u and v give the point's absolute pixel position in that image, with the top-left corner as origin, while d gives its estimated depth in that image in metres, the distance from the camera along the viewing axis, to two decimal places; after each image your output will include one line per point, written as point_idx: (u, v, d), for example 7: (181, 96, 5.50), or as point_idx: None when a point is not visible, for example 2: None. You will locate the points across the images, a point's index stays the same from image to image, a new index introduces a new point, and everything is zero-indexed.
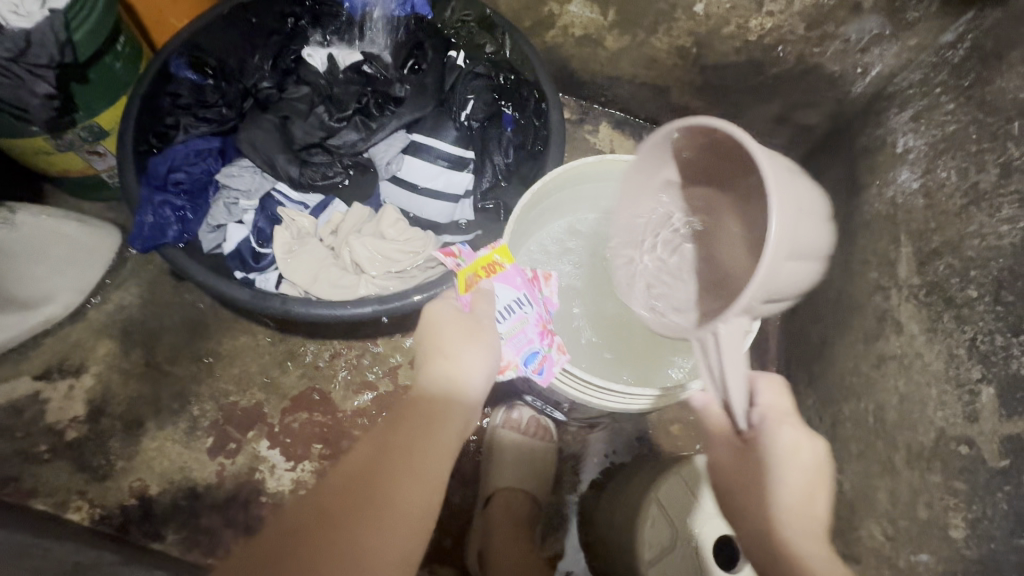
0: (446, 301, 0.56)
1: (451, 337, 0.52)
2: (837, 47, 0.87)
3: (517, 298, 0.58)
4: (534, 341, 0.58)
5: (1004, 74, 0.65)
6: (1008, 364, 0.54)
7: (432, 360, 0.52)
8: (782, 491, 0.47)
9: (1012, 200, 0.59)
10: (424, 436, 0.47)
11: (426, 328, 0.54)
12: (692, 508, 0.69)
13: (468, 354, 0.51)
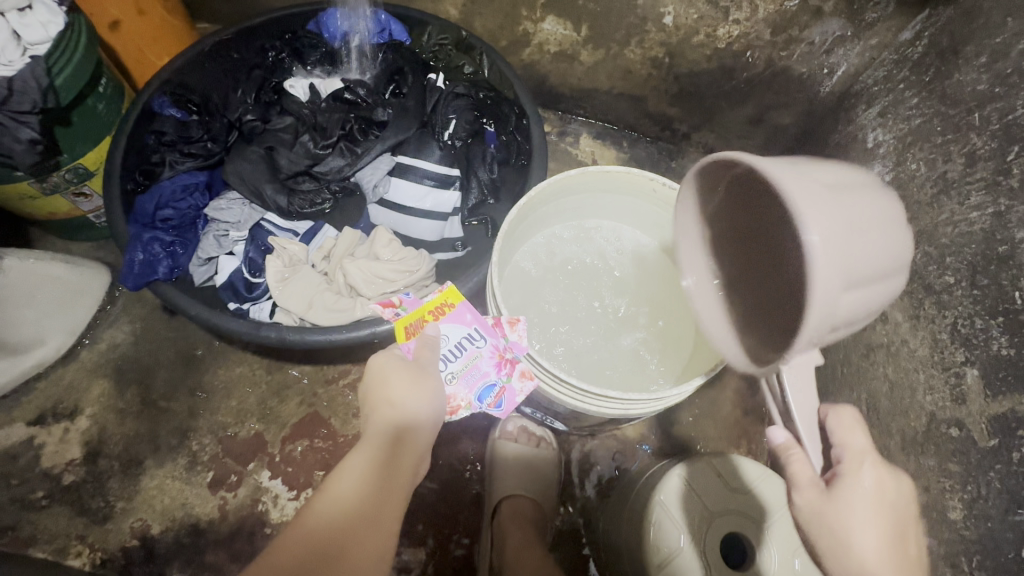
0: (390, 351, 0.56)
1: (397, 382, 0.53)
2: (803, 50, 0.91)
3: (468, 333, 0.60)
4: (489, 374, 0.59)
5: (961, 68, 0.68)
6: (989, 346, 0.56)
7: (376, 404, 0.53)
8: (873, 536, 0.44)
9: (978, 187, 0.61)
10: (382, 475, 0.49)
11: (372, 375, 0.55)
12: (696, 508, 0.70)
13: (418, 395, 0.53)
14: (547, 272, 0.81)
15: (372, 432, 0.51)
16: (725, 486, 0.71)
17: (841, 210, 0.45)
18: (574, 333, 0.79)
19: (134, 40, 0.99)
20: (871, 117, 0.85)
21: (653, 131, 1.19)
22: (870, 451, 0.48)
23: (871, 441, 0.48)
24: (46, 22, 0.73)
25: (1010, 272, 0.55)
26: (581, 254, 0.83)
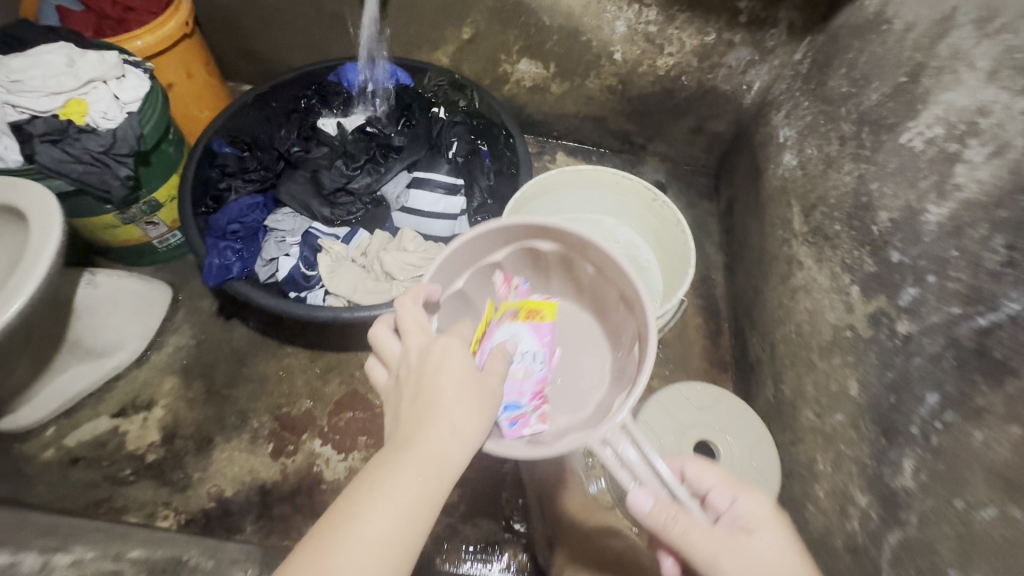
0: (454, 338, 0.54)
1: (457, 406, 0.51)
2: (724, 72, 1.16)
3: (534, 351, 0.67)
4: (523, 394, 0.64)
5: (832, 77, 0.93)
6: (862, 267, 0.76)
7: (431, 420, 0.49)
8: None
9: (848, 159, 0.84)
10: (424, 485, 0.47)
11: (432, 368, 0.52)
12: (667, 424, 0.89)
13: (472, 409, 0.51)
14: None
15: (425, 435, 0.49)
16: (693, 406, 0.91)
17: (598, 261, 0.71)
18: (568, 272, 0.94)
19: (183, 99, 1.21)
20: (781, 120, 1.08)
21: (616, 146, 1.43)
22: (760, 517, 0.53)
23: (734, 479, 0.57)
24: (137, 86, 0.93)
25: (869, 214, 0.77)
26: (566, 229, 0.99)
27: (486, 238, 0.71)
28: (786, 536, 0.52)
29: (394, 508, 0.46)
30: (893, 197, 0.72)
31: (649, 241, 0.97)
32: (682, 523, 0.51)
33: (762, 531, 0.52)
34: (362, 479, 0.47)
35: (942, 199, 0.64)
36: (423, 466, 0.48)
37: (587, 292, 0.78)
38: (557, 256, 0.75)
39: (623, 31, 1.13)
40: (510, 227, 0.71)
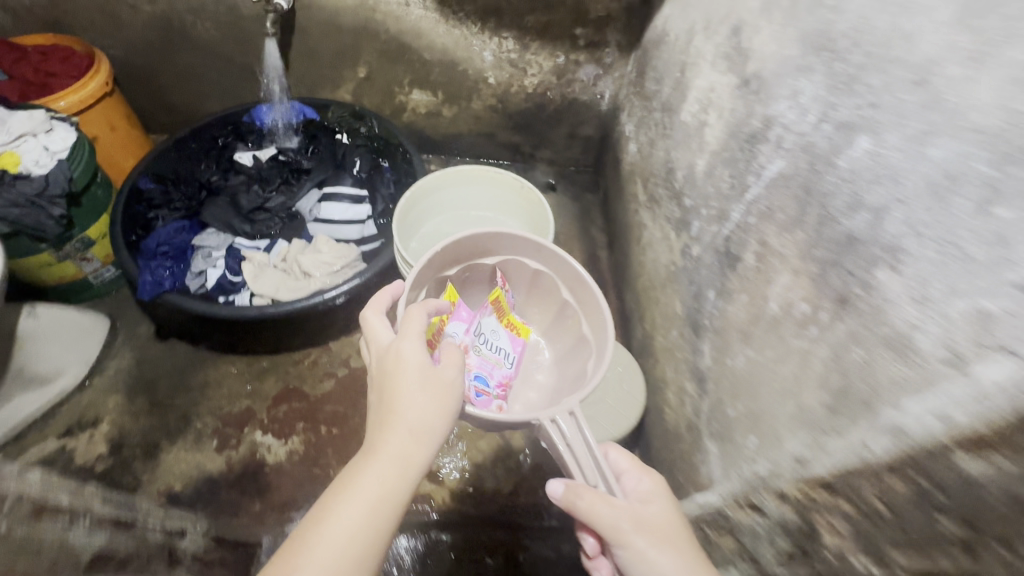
0: (409, 343, 0.61)
1: (409, 409, 0.58)
2: (580, 86, 1.42)
3: (509, 350, 0.83)
4: (490, 377, 0.78)
5: (647, 79, 1.19)
6: (672, 216, 1.00)
7: (389, 426, 0.57)
8: (675, 548, 0.59)
9: (659, 138, 1.09)
10: (389, 478, 0.56)
11: (389, 375, 0.60)
12: None
13: (428, 406, 0.58)
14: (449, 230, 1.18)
15: (389, 434, 0.57)
16: None
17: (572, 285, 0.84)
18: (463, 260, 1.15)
19: (108, 150, 1.34)
20: (625, 118, 1.34)
21: (509, 156, 1.66)
22: (658, 495, 0.63)
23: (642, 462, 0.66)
24: (64, 137, 1.07)
25: (672, 176, 1.01)
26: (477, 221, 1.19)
27: (484, 240, 0.86)
28: (672, 507, 0.63)
29: (362, 502, 0.54)
30: (682, 159, 0.96)
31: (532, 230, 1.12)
32: (591, 498, 0.59)
33: (656, 507, 0.62)
34: (336, 482, 0.57)
35: (702, 153, 0.87)
36: (384, 469, 0.56)
37: (552, 309, 0.88)
38: (540, 279, 0.88)
39: (491, 60, 1.37)
40: (513, 236, 0.85)
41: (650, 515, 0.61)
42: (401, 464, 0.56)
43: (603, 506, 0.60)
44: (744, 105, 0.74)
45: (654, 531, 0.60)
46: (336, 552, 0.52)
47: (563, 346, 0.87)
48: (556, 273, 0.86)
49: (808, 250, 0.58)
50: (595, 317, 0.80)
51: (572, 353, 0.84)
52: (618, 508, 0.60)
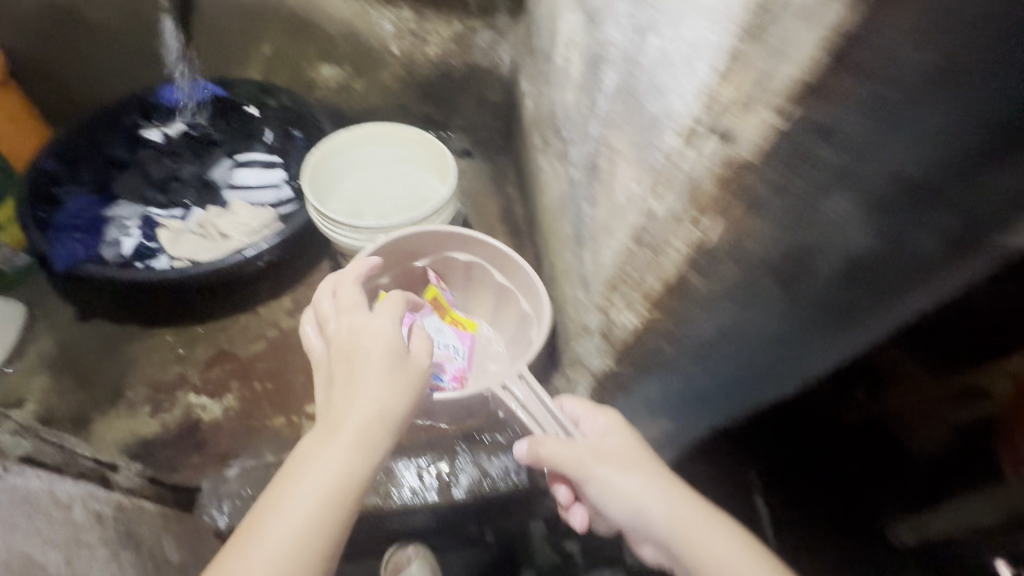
0: (372, 332, 0.69)
1: (365, 388, 0.65)
2: (480, 51, 1.51)
3: (456, 345, 1.01)
4: (444, 372, 0.96)
5: (533, 36, 1.29)
6: (558, 151, 1.10)
7: (351, 405, 0.64)
8: (632, 467, 0.72)
9: (546, 85, 1.19)
10: (349, 455, 0.63)
11: (353, 361, 0.67)
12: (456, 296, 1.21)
13: (389, 390, 0.66)
14: (366, 187, 1.26)
15: (350, 414, 0.64)
16: None
17: (504, 268, 1.06)
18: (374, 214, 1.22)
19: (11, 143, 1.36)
20: (523, 76, 1.44)
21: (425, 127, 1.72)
22: (611, 429, 0.77)
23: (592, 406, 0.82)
24: None
25: (555, 116, 1.11)
26: (393, 180, 1.27)
27: (422, 239, 1.06)
28: (627, 435, 0.77)
29: (324, 475, 0.61)
30: (560, 97, 1.07)
31: (441, 182, 1.22)
32: (549, 442, 0.74)
33: (610, 437, 0.76)
34: (299, 460, 0.63)
35: (570, 87, 0.98)
36: (342, 441, 0.63)
37: (484, 292, 1.11)
38: (475, 274, 1.09)
39: (392, 30, 1.45)
40: (446, 234, 1.06)
41: (606, 446, 0.75)
42: (358, 436, 0.63)
43: (563, 447, 0.74)
44: (591, 35, 0.86)
45: (611, 456, 0.73)
46: (298, 522, 0.59)
47: (504, 319, 1.09)
48: (486, 262, 1.07)
49: (634, 137, 0.70)
50: (528, 288, 1.03)
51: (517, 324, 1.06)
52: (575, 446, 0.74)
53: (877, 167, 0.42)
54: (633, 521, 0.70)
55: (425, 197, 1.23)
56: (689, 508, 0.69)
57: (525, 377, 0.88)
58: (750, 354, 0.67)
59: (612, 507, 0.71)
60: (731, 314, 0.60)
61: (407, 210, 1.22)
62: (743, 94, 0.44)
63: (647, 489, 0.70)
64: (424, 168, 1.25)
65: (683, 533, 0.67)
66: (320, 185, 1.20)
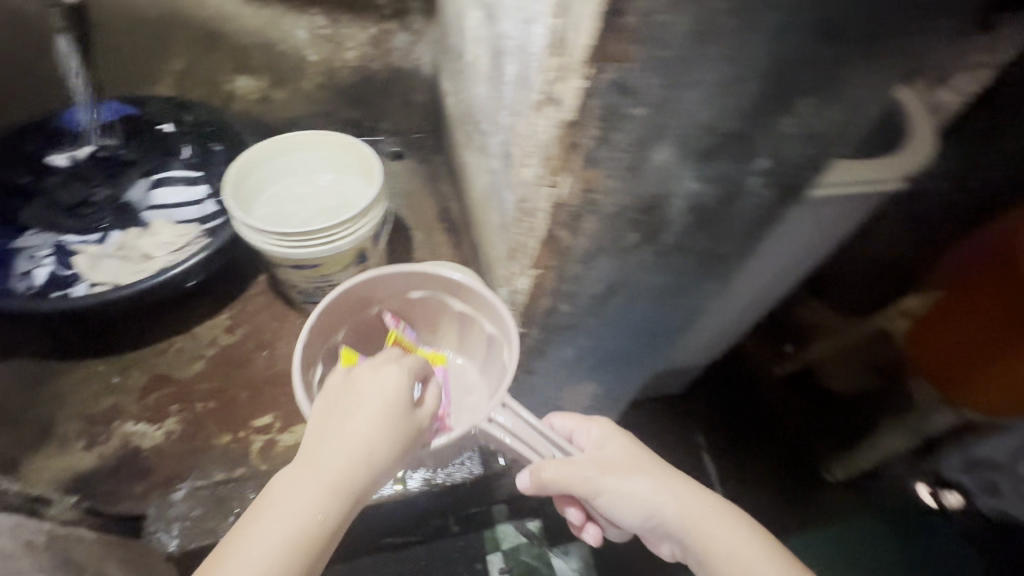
0: (367, 382, 0.71)
1: (354, 432, 0.67)
2: (398, 54, 1.53)
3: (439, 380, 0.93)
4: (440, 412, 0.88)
5: (447, 35, 1.33)
6: (479, 144, 1.14)
7: (336, 448, 0.66)
8: (637, 473, 0.77)
9: (462, 82, 1.23)
10: (325, 492, 0.64)
11: (346, 409, 0.69)
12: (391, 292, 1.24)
13: (379, 439, 0.67)
14: (292, 193, 1.26)
15: (333, 456, 0.66)
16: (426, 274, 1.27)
17: (463, 293, 0.92)
18: (299, 220, 1.22)
19: None
20: (443, 76, 1.47)
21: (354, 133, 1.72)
22: (605, 438, 0.82)
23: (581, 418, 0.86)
24: None
25: (473, 110, 1.15)
26: (320, 185, 1.28)
27: (363, 286, 0.91)
28: (624, 441, 0.82)
29: (297, 508, 0.63)
30: (474, 92, 1.11)
31: (366, 185, 1.23)
32: (551, 466, 0.77)
33: (607, 447, 0.81)
34: (275, 491, 0.65)
35: (481, 81, 1.03)
36: (325, 477, 0.64)
37: (448, 322, 0.98)
38: (433, 305, 0.96)
39: (306, 38, 1.45)
40: (388, 275, 0.91)
41: (606, 458, 0.79)
42: (336, 475, 0.65)
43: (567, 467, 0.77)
44: (491, 30, 0.90)
45: (615, 465, 0.78)
46: (262, 550, 0.61)
47: (473, 345, 0.96)
48: (442, 291, 0.94)
49: None
50: (493, 313, 0.90)
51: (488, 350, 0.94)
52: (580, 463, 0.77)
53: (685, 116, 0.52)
54: (648, 522, 0.77)
55: (351, 200, 1.24)
56: (693, 499, 0.75)
57: (507, 405, 0.82)
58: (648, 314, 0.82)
59: (625, 514, 0.77)
60: (618, 265, 0.69)
61: (332, 214, 1.22)
62: (562, 66, 0.53)
63: (654, 490, 0.76)
64: (349, 172, 1.26)
65: (695, 523, 0.74)
66: (242, 193, 1.20)
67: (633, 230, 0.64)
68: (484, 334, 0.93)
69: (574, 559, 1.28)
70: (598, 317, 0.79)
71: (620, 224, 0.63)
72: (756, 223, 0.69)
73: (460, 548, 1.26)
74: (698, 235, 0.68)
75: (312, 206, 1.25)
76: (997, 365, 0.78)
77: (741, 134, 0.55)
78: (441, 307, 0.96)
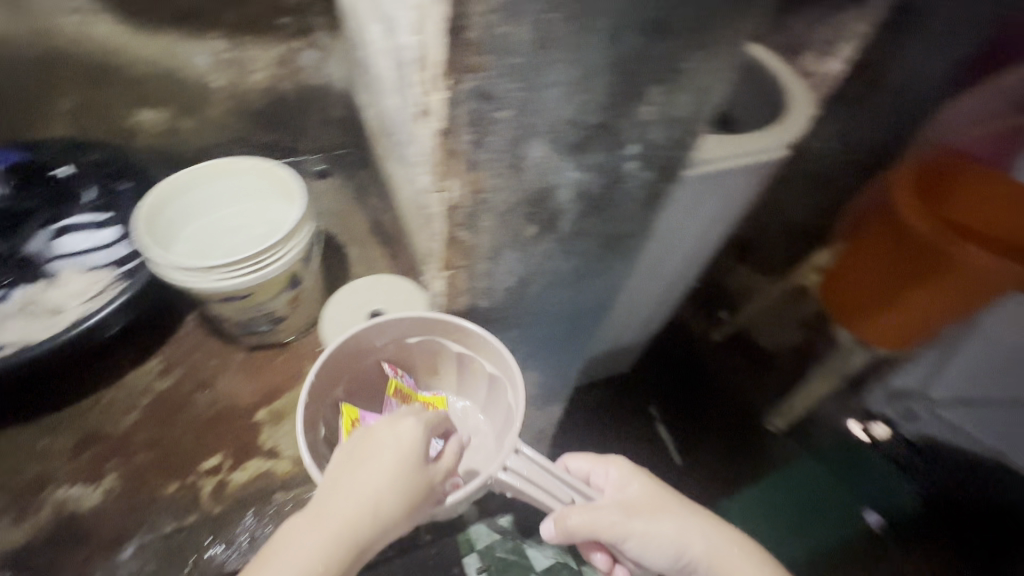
0: (384, 438, 0.75)
1: (367, 483, 0.71)
2: (308, 71, 1.51)
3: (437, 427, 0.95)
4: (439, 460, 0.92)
5: (353, 48, 1.33)
6: (398, 156, 1.15)
7: (347, 497, 0.70)
8: (661, 516, 0.82)
9: (375, 95, 1.24)
10: (330, 540, 0.67)
11: (361, 461, 0.73)
12: (323, 318, 1.20)
13: (389, 494, 0.71)
14: (213, 228, 1.23)
15: (342, 506, 0.69)
16: (360, 290, 1.24)
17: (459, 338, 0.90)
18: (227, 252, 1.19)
19: None
20: (357, 89, 1.47)
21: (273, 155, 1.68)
22: (625, 482, 0.87)
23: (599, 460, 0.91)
24: None
25: (387, 121, 1.16)
26: (241, 215, 1.25)
27: (359, 339, 0.92)
28: (644, 481, 0.87)
29: (302, 556, 0.66)
30: (386, 104, 1.12)
31: (288, 205, 1.21)
32: (579, 513, 0.80)
33: (630, 491, 0.85)
34: (285, 536, 0.69)
35: (389, 93, 1.04)
36: (333, 524, 0.68)
37: (446, 364, 0.98)
38: (432, 349, 0.96)
39: (208, 62, 1.41)
40: (380, 326, 0.91)
41: (630, 501, 0.83)
42: (344, 523, 0.68)
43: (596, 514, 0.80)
44: (390, 42, 0.92)
45: (641, 510, 0.82)
46: None
47: (472, 385, 0.99)
48: (439, 337, 0.92)
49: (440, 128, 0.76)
50: (491, 356, 0.89)
51: (486, 390, 0.96)
52: (608, 510, 0.81)
53: (546, 109, 0.54)
54: (675, 562, 0.81)
55: (276, 222, 1.21)
56: (715, 537, 0.82)
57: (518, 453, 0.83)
58: (576, 314, 0.89)
59: (653, 556, 0.81)
60: (522, 258, 0.72)
61: (260, 240, 1.20)
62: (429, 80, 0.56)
63: (678, 529, 0.81)
64: (269, 196, 1.24)
65: (719, 562, 0.80)
66: (158, 235, 1.15)
67: (528, 224, 0.67)
68: (487, 374, 0.93)
69: (549, 547, 1.29)
70: (517, 308, 0.84)
71: (514, 220, 0.66)
72: (647, 210, 0.71)
73: (433, 557, 1.25)
74: (595, 220, 0.70)
75: (238, 237, 1.22)
76: (897, 305, 1.15)
77: (605, 124, 0.57)
78: (438, 350, 0.95)
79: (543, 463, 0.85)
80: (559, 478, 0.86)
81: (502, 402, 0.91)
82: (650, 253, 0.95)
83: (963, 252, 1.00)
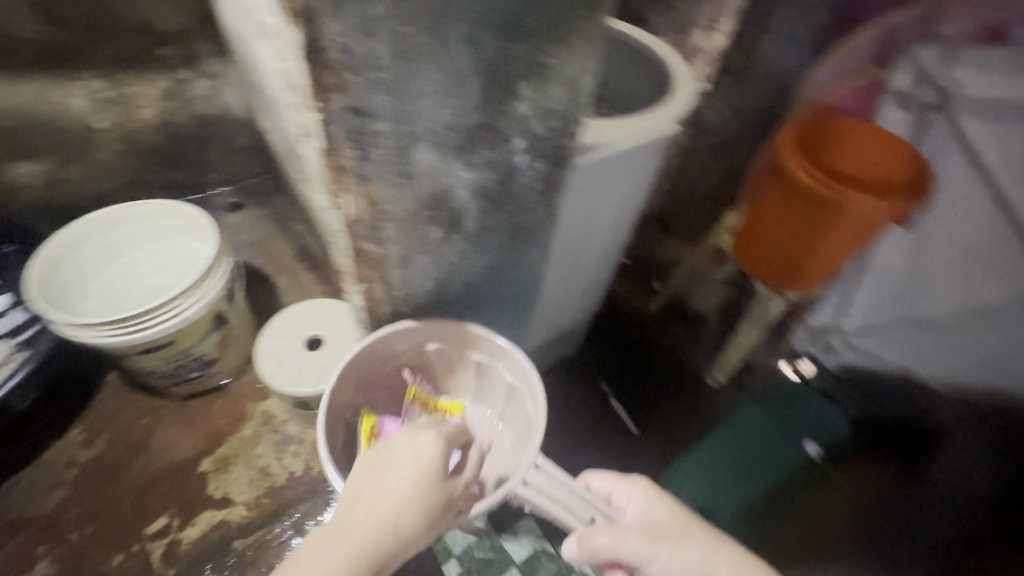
0: (405, 450, 0.75)
1: (386, 494, 0.70)
2: (202, 101, 1.46)
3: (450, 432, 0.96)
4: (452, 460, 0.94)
5: (245, 71, 1.29)
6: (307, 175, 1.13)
7: (366, 510, 0.69)
8: (686, 541, 0.78)
9: (274, 117, 1.21)
10: (346, 553, 0.66)
11: (380, 473, 0.73)
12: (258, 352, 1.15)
13: (407, 507, 0.70)
14: (118, 277, 1.15)
15: (361, 519, 0.68)
16: (291, 317, 1.21)
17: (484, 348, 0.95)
18: (140, 298, 1.12)
19: None
20: (257, 112, 1.43)
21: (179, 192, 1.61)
22: (647, 504, 0.85)
23: (622, 480, 0.90)
24: None
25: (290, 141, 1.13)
26: (148, 258, 1.18)
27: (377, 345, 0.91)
28: (669, 504, 0.85)
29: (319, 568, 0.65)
30: (285, 125, 1.09)
31: (201, 240, 1.16)
32: (598, 536, 0.80)
33: (653, 514, 0.83)
34: (306, 547, 0.68)
35: (286, 114, 1.02)
36: (352, 537, 0.67)
37: (466, 371, 1.02)
38: (452, 357, 0.99)
39: (87, 104, 1.33)
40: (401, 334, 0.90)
41: (650, 524, 0.82)
42: (363, 540, 0.67)
43: (615, 536, 0.79)
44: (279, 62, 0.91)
45: (663, 533, 0.80)
46: None
47: (488, 392, 1.03)
48: (462, 345, 0.96)
49: None
50: (515, 367, 0.95)
51: (505, 396, 1.01)
52: (626, 534, 0.79)
53: (422, 114, 0.56)
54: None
55: (190, 258, 1.16)
56: (746, 565, 0.77)
57: (540, 468, 0.89)
58: (507, 299, 0.92)
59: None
60: (436, 260, 0.74)
61: (175, 279, 1.14)
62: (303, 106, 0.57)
63: (702, 555, 0.77)
64: (178, 233, 1.18)
65: None
66: (56, 295, 1.06)
67: (433, 226, 0.69)
68: (506, 383, 0.99)
69: (526, 538, 1.32)
70: (447, 303, 0.86)
71: (419, 225, 0.67)
72: (547, 198, 0.75)
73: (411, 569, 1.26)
74: (499, 216, 0.73)
75: (149, 280, 1.15)
76: (822, 246, 1.22)
77: (486, 121, 0.60)
78: (456, 357, 0.99)
79: (563, 481, 0.90)
80: (578, 496, 0.90)
81: (522, 407, 0.98)
82: (561, 239, 1.00)
83: (851, 201, 1.11)
